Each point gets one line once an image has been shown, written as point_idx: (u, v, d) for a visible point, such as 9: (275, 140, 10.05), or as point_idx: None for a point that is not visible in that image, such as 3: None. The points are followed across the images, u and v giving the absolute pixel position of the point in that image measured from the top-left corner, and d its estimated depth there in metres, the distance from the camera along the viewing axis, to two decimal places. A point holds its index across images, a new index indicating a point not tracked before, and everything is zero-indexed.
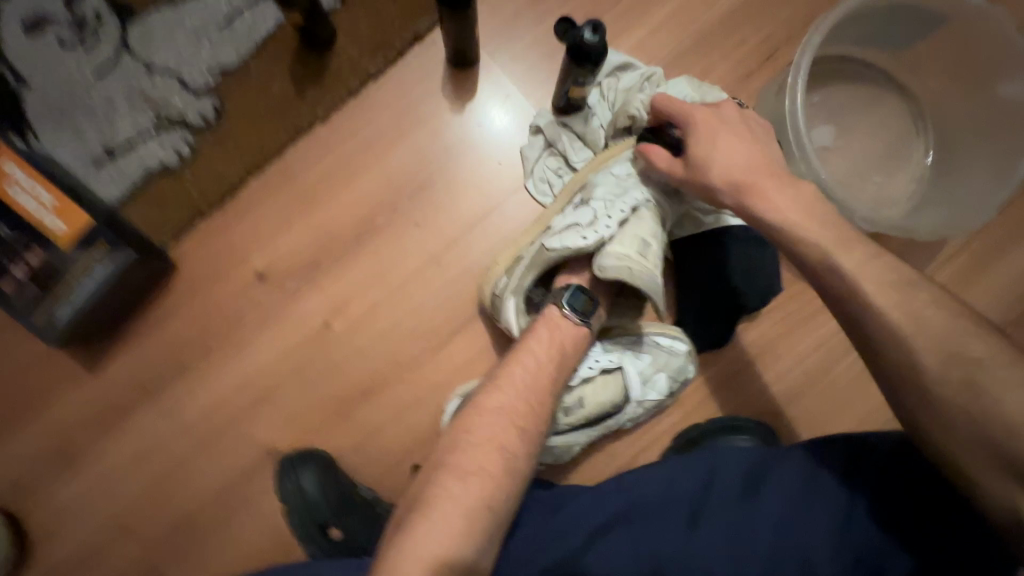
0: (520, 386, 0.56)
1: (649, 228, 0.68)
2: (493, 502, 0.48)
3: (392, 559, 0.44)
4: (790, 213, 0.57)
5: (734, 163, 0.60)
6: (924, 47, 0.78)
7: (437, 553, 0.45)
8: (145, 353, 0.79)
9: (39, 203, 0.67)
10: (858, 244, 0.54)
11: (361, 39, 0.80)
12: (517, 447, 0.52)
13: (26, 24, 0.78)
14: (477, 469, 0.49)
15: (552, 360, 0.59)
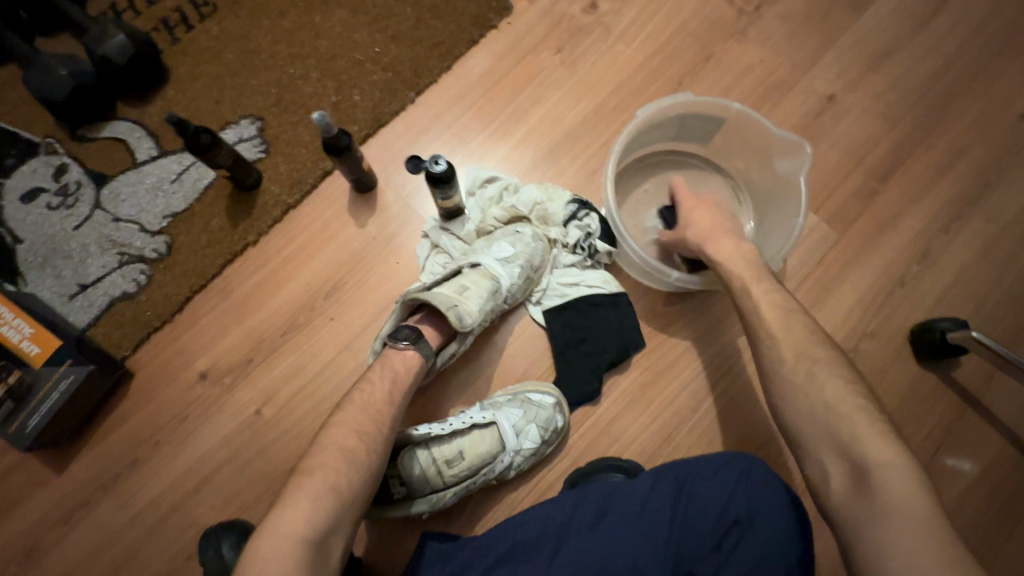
0: (363, 407, 0.69)
1: (472, 280, 0.84)
2: (337, 488, 0.61)
3: (256, 542, 0.56)
4: (727, 257, 0.82)
5: (702, 221, 0.88)
6: (720, 139, 0.99)
7: (294, 529, 0.57)
8: (104, 451, 0.93)
9: (20, 334, 0.86)
10: (756, 282, 0.78)
11: (281, 180, 1.02)
12: (359, 447, 0.65)
13: (23, 195, 1.00)
14: (323, 465, 0.62)
15: (384, 382, 0.71)
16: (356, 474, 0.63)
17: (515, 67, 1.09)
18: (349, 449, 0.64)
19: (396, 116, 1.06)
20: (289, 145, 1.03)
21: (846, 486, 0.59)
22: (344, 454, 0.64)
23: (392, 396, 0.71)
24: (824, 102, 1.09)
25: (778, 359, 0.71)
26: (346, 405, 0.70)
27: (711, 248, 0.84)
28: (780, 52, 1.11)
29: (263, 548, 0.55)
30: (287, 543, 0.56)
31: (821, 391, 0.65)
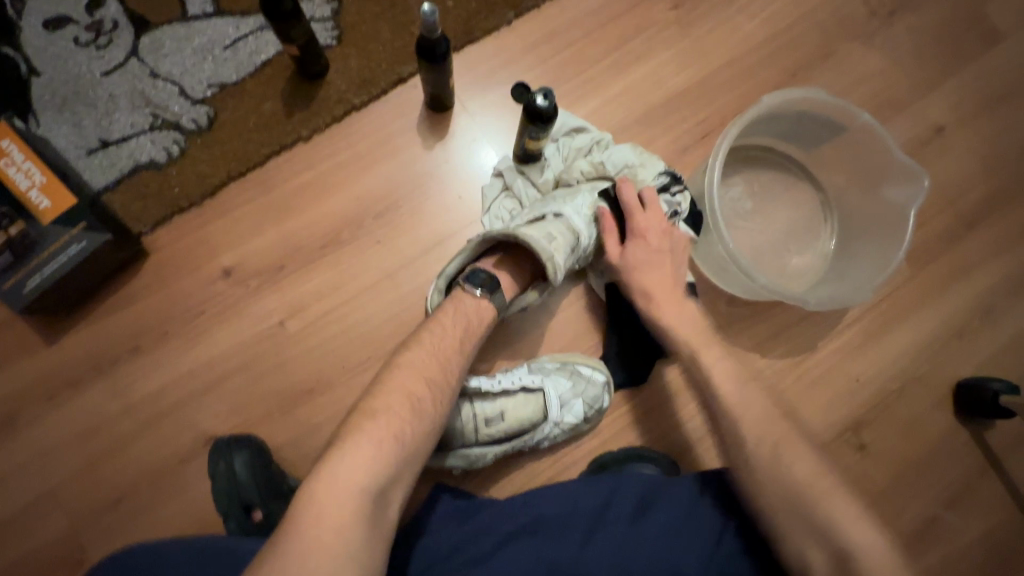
0: (431, 347, 0.66)
1: (558, 228, 0.76)
2: (401, 436, 0.59)
3: (311, 487, 0.54)
4: (672, 325, 0.77)
5: (653, 273, 0.79)
6: (828, 148, 0.92)
7: (356, 477, 0.55)
8: (104, 331, 0.84)
9: (29, 180, 0.74)
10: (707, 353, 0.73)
11: (350, 76, 0.90)
12: (424, 393, 0.62)
13: (46, 22, 0.86)
14: (387, 409, 0.60)
15: (456, 328, 0.69)
16: (420, 423, 0.60)
17: (625, 14, 0.99)
18: (416, 394, 0.62)
19: (488, 36, 0.95)
20: (364, 39, 0.91)
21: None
22: (410, 400, 0.61)
23: (464, 341, 0.69)
24: (931, 132, 1.03)
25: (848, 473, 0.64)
26: (413, 347, 0.67)
27: (661, 313, 0.78)
28: (901, 67, 1.04)
29: (322, 493, 0.53)
30: (349, 487, 0.54)
31: (796, 473, 0.62)
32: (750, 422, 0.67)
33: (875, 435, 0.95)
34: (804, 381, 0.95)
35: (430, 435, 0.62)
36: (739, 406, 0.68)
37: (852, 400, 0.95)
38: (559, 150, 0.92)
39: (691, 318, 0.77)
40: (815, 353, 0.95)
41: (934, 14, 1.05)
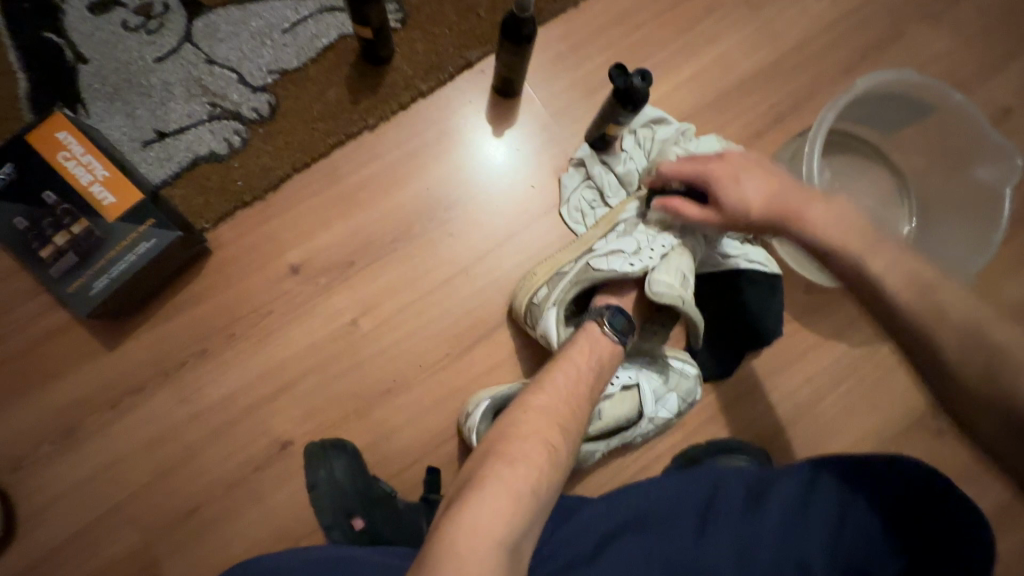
0: (564, 391, 0.61)
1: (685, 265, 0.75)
2: (538, 488, 0.53)
3: (446, 533, 0.49)
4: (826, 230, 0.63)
5: (766, 196, 0.66)
6: (909, 130, 0.91)
7: (492, 531, 0.49)
8: (167, 334, 0.79)
9: (92, 175, 0.70)
10: (876, 255, 0.59)
11: (416, 60, 0.86)
12: (559, 442, 0.57)
13: (93, 5, 0.80)
14: (524, 457, 0.54)
15: (591, 372, 0.64)
16: (556, 474, 0.55)
17: None
18: (551, 444, 0.56)
19: (556, 18, 0.91)
20: (430, 21, 0.86)
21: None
22: (544, 446, 0.56)
23: (595, 387, 0.64)
24: (999, 112, 1.01)
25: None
26: (540, 387, 0.62)
27: (805, 220, 0.64)
28: (967, 47, 1.02)
29: (459, 543, 0.48)
30: (484, 547, 0.48)
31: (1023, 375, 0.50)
32: (967, 338, 0.53)
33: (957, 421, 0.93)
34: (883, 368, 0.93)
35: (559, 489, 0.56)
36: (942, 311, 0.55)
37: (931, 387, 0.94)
38: (640, 140, 0.89)
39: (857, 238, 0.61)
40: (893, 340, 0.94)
41: None
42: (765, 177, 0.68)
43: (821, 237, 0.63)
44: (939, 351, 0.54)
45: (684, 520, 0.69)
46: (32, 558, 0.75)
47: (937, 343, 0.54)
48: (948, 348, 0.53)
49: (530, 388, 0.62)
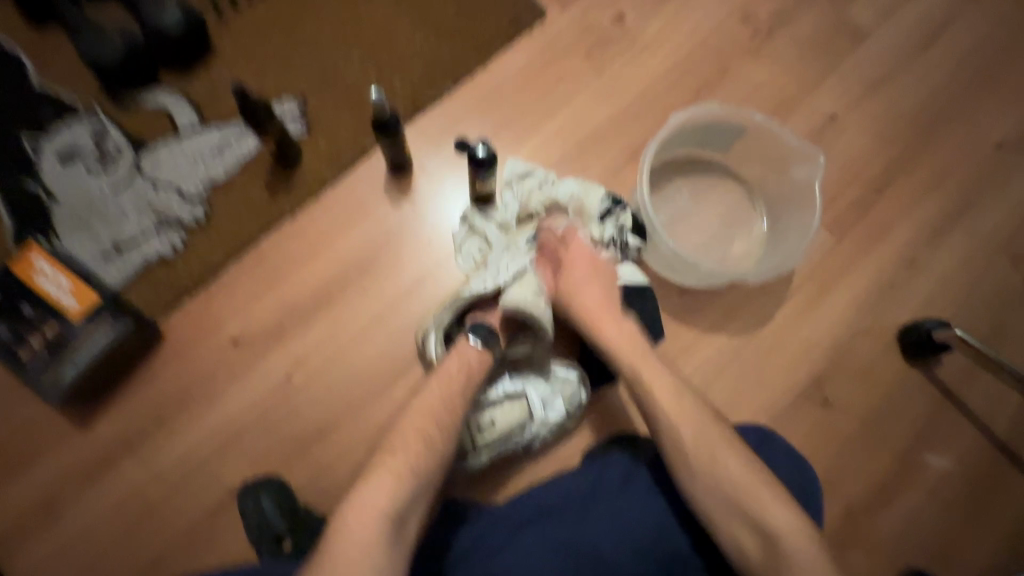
0: (439, 394, 0.76)
1: (538, 280, 0.89)
2: (416, 470, 0.70)
3: (345, 514, 0.66)
4: (617, 342, 0.86)
5: (585, 295, 0.89)
6: (739, 147, 1.08)
7: (378, 505, 0.66)
8: (130, 409, 0.94)
9: (60, 287, 0.87)
10: (644, 368, 0.83)
11: (320, 156, 1.05)
12: (435, 435, 0.72)
13: (59, 155, 1.01)
14: (404, 448, 0.71)
15: (459, 377, 0.78)
16: (432, 458, 0.71)
17: (546, 67, 1.16)
18: (428, 435, 0.72)
19: (433, 104, 1.11)
20: (329, 125, 1.07)
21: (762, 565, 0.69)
22: (422, 440, 0.72)
23: (465, 387, 0.78)
24: (826, 120, 1.19)
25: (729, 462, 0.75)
26: (422, 394, 0.77)
27: (602, 329, 0.87)
28: (788, 70, 1.21)
29: (354, 519, 0.65)
30: (371, 517, 0.65)
31: (731, 475, 0.74)
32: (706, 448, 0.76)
33: (838, 388, 1.04)
34: (761, 351, 1.05)
35: (440, 471, 0.72)
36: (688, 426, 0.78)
37: (809, 360, 1.05)
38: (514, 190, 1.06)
39: (636, 347, 0.86)
40: (767, 324, 1.06)
41: (809, 24, 1.23)
42: (600, 286, 0.91)
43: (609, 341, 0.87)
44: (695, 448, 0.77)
45: (573, 506, 0.81)
46: None
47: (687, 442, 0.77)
48: (684, 433, 0.77)
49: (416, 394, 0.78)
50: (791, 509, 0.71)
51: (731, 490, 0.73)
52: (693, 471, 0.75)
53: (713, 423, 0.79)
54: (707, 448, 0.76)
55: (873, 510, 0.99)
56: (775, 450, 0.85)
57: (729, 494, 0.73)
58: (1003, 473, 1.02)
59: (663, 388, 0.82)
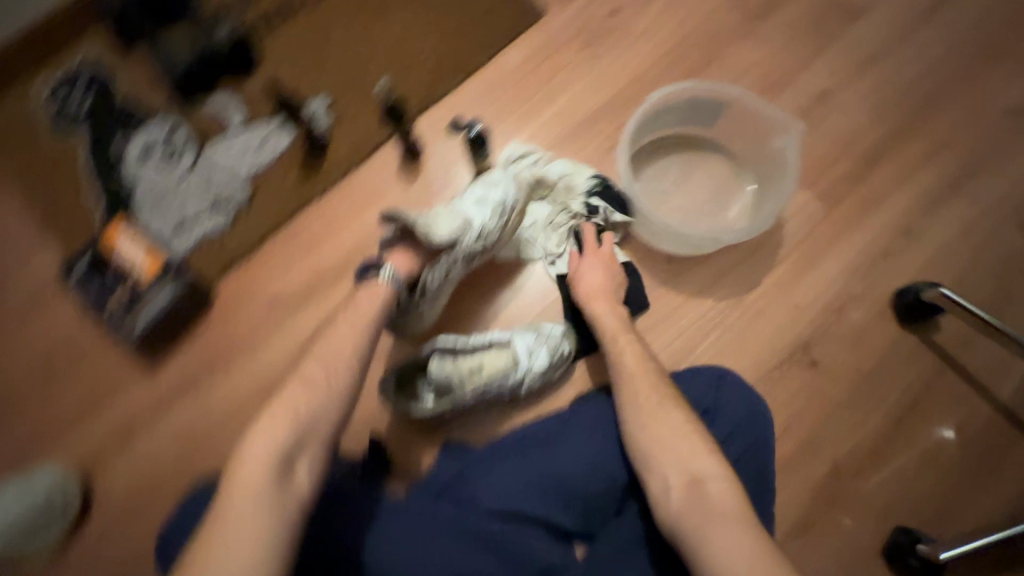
0: (323, 345, 0.83)
1: (435, 215, 0.95)
2: (299, 408, 0.75)
3: (236, 461, 0.70)
4: (602, 316, 0.95)
5: (590, 279, 0.99)
6: (724, 123, 1.13)
7: (264, 445, 0.70)
8: (187, 358, 1.12)
9: (136, 254, 1.08)
10: (625, 339, 0.91)
11: (344, 145, 1.22)
12: (317, 378, 0.78)
13: (138, 151, 1.23)
14: (289, 391, 0.76)
15: (347, 326, 0.85)
16: (316, 396, 0.76)
17: (545, 59, 1.26)
18: (318, 378, 0.78)
19: (442, 97, 1.25)
20: (352, 120, 1.23)
21: (687, 511, 0.71)
22: (306, 384, 0.77)
23: (356, 334, 0.85)
24: (821, 95, 1.21)
25: (673, 425, 0.79)
26: (316, 347, 0.84)
27: (596, 308, 0.96)
28: (783, 49, 1.24)
29: (240, 464, 0.69)
30: (258, 459, 0.69)
31: (667, 440, 0.77)
32: (648, 420, 0.80)
33: (827, 352, 1.06)
34: (748, 316, 1.08)
35: (329, 410, 0.77)
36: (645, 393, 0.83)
37: (797, 325, 1.07)
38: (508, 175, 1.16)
39: (624, 336, 0.92)
40: (755, 289, 1.09)
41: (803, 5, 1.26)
42: (608, 277, 1.00)
43: (602, 318, 0.95)
44: (652, 419, 0.80)
45: (548, 436, 0.90)
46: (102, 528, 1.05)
47: (644, 407, 0.81)
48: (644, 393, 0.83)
49: (312, 348, 0.84)
50: (718, 465, 0.74)
51: (669, 450, 0.76)
52: (641, 424, 0.81)
53: (671, 397, 0.83)
54: (660, 415, 0.80)
55: (862, 473, 1.00)
56: (735, 386, 0.86)
57: (656, 431, 0.78)
58: (1003, 440, 1.01)
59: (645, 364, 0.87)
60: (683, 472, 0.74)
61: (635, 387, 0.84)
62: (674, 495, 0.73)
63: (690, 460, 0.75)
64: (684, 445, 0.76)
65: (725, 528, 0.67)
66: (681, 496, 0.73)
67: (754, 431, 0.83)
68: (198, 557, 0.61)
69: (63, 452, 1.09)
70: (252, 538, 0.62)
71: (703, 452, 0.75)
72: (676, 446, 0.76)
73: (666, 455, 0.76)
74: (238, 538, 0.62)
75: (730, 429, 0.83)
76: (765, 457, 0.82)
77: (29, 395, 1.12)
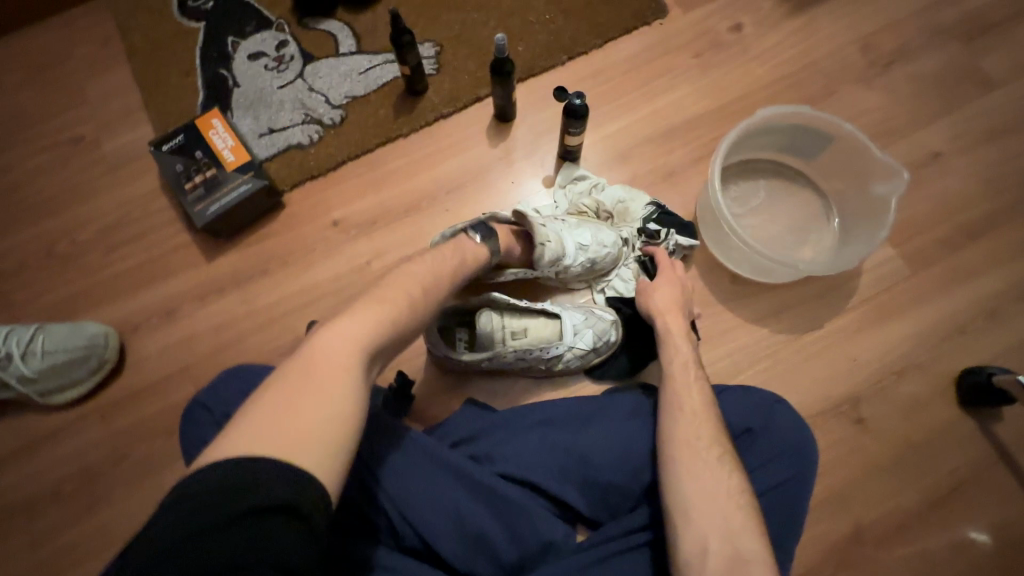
0: (427, 268, 0.75)
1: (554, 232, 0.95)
2: (394, 317, 0.66)
3: (319, 339, 0.61)
4: (671, 334, 0.90)
5: (664, 295, 0.95)
6: (825, 158, 1.10)
7: (357, 332, 0.62)
8: (245, 255, 1.15)
9: (225, 144, 1.12)
10: (692, 365, 0.85)
11: (442, 93, 1.23)
12: (415, 293, 0.71)
13: (249, 55, 1.28)
14: (385, 296, 0.68)
15: (453, 263, 0.79)
16: (412, 308, 0.69)
17: (657, 57, 1.25)
18: (408, 293, 0.70)
19: (547, 71, 1.25)
20: (456, 71, 1.24)
21: (722, 572, 0.64)
22: (408, 291, 0.70)
23: (452, 270, 0.79)
24: (929, 157, 1.17)
25: (720, 468, 0.72)
26: (414, 261, 0.77)
27: (665, 324, 0.91)
28: (900, 103, 1.21)
29: (322, 342, 0.61)
30: (345, 343, 0.61)
31: (710, 482, 0.71)
32: (693, 452, 0.74)
33: (877, 412, 1.01)
34: (802, 354, 1.05)
35: (414, 327, 0.70)
36: (696, 422, 0.77)
37: (852, 377, 1.03)
38: (565, 192, 1.16)
39: (695, 360, 0.86)
40: (816, 330, 1.06)
41: (931, 64, 1.23)
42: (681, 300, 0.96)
43: (669, 336, 0.90)
44: (697, 454, 0.73)
45: (581, 416, 0.88)
46: (123, 391, 1.07)
47: (691, 439, 0.75)
48: (697, 424, 0.77)
49: (403, 262, 0.76)
50: (760, 531, 0.68)
51: (710, 496, 0.70)
52: (684, 459, 0.73)
53: (720, 434, 0.76)
54: (709, 454, 0.73)
55: (887, 544, 0.95)
56: (787, 416, 0.82)
57: (696, 444, 0.74)
58: None
59: (703, 390, 0.81)
60: (724, 526, 0.68)
61: (689, 416, 0.78)
62: (708, 553, 0.66)
63: (734, 515, 0.69)
64: (727, 494, 0.70)
65: (741, 569, 0.64)
66: (715, 548, 0.66)
67: (796, 466, 0.78)
68: (257, 422, 0.54)
69: (111, 311, 1.13)
70: (330, 420, 0.56)
71: (747, 511, 0.70)
72: (719, 493, 0.70)
73: (706, 501, 0.70)
74: (312, 422, 0.55)
75: (768, 453, 0.79)
76: (800, 498, 0.77)
77: (94, 251, 1.17)
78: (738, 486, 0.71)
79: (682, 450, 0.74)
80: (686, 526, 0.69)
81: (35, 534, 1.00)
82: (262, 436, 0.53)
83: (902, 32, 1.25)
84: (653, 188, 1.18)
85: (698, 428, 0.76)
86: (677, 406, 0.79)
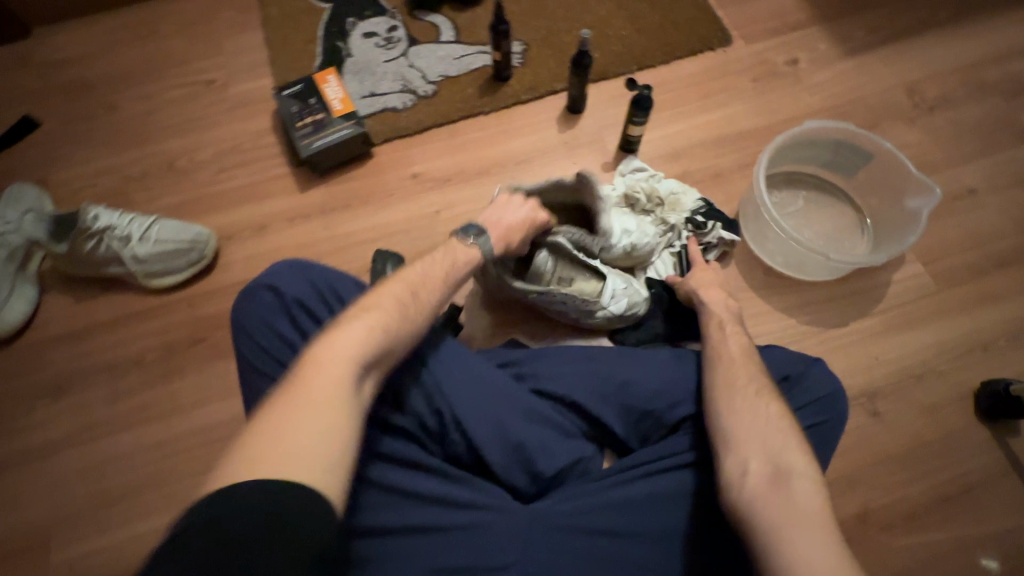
0: (414, 279, 0.83)
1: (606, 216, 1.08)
2: (383, 328, 0.74)
3: (313, 355, 0.69)
4: (711, 301, 1.00)
5: (703, 274, 1.06)
6: (864, 175, 1.21)
7: (347, 348, 0.70)
8: (333, 191, 1.31)
9: (335, 95, 1.31)
10: (728, 323, 0.94)
11: (522, 83, 1.40)
12: (406, 303, 0.79)
13: (364, 33, 1.49)
14: (372, 308, 0.76)
15: (442, 272, 0.87)
16: (400, 322, 0.76)
17: (717, 77, 1.40)
18: (397, 311, 0.77)
19: (617, 76, 1.41)
20: (537, 66, 1.42)
21: (764, 481, 0.71)
22: (394, 308, 0.77)
23: (443, 281, 0.86)
24: (964, 191, 1.26)
25: (758, 396, 0.80)
26: (403, 275, 0.84)
27: (704, 292, 1.02)
28: (939, 142, 1.31)
29: (318, 361, 0.68)
30: (334, 364, 0.68)
31: (748, 408, 0.79)
32: (730, 385, 0.82)
33: (893, 408, 1.06)
34: (824, 346, 1.11)
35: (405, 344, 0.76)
36: (733, 363, 0.86)
37: (871, 374, 1.09)
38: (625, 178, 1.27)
39: (732, 320, 0.96)
40: (840, 327, 1.13)
41: (972, 113, 1.33)
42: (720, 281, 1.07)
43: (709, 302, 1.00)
44: (734, 387, 0.82)
45: (625, 355, 0.93)
46: (210, 286, 1.22)
47: (727, 376, 0.83)
48: (733, 366, 0.85)
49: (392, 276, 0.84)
50: (802, 448, 0.75)
51: (749, 419, 0.78)
52: (723, 392, 0.82)
53: (758, 373, 0.85)
54: (746, 387, 0.81)
55: (891, 531, 0.98)
56: (821, 371, 0.89)
57: (734, 381, 0.83)
58: None
59: (738, 341, 0.90)
60: (764, 444, 0.75)
61: (728, 360, 0.86)
62: (749, 465, 0.73)
63: (774, 435, 0.76)
64: (767, 418, 0.78)
65: (783, 480, 0.71)
66: (755, 463, 0.73)
67: (827, 412, 0.86)
68: (267, 434, 0.61)
69: (211, 221, 1.30)
70: (325, 440, 0.62)
71: (789, 432, 0.77)
72: (760, 416, 0.78)
73: (745, 424, 0.77)
74: (311, 437, 0.62)
75: (805, 397, 0.87)
76: (832, 440, 0.85)
77: (207, 171, 1.36)
78: (776, 411, 0.79)
79: (720, 386, 0.83)
80: (728, 447, 0.76)
81: (115, 393, 1.13)
82: (272, 458, 0.59)
83: (946, 83, 1.37)
84: (700, 186, 1.30)
85: (734, 368, 0.85)
86: (715, 354, 0.88)
